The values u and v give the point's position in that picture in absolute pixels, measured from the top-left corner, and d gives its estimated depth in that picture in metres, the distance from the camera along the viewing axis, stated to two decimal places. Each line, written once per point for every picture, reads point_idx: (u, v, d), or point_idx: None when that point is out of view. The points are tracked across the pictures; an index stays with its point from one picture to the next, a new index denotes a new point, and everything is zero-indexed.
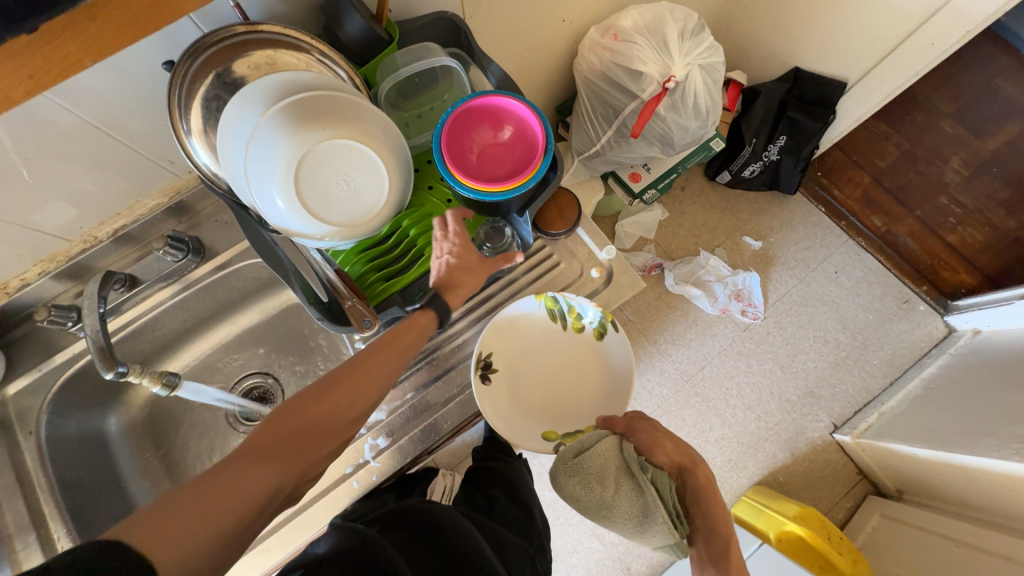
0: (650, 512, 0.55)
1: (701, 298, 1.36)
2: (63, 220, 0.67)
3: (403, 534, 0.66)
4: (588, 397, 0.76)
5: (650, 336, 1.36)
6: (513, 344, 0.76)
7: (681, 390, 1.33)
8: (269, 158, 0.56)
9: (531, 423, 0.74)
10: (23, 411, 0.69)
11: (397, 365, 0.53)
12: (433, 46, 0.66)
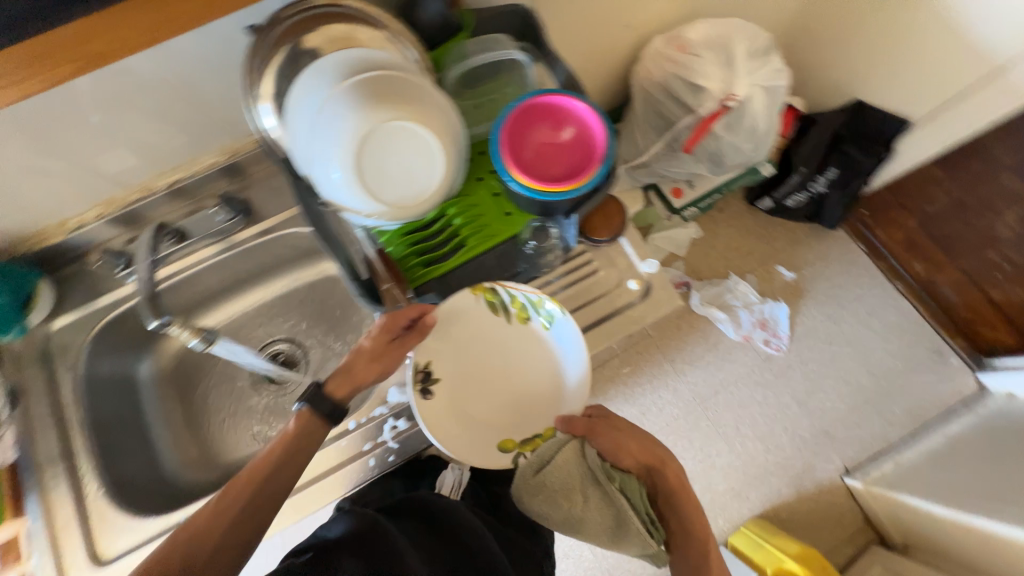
0: (621, 518, 0.64)
1: (724, 322, 1.33)
2: (125, 167, 0.69)
3: (412, 522, 0.66)
4: (546, 391, 0.71)
5: (668, 354, 1.34)
6: (454, 347, 0.72)
7: (693, 412, 1.31)
8: (333, 130, 0.56)
9: (484, 429, 0.70)
10: (66, 345, 0.72)
11: (293, 464, 0.58)
12: (503, 38, 0.67)
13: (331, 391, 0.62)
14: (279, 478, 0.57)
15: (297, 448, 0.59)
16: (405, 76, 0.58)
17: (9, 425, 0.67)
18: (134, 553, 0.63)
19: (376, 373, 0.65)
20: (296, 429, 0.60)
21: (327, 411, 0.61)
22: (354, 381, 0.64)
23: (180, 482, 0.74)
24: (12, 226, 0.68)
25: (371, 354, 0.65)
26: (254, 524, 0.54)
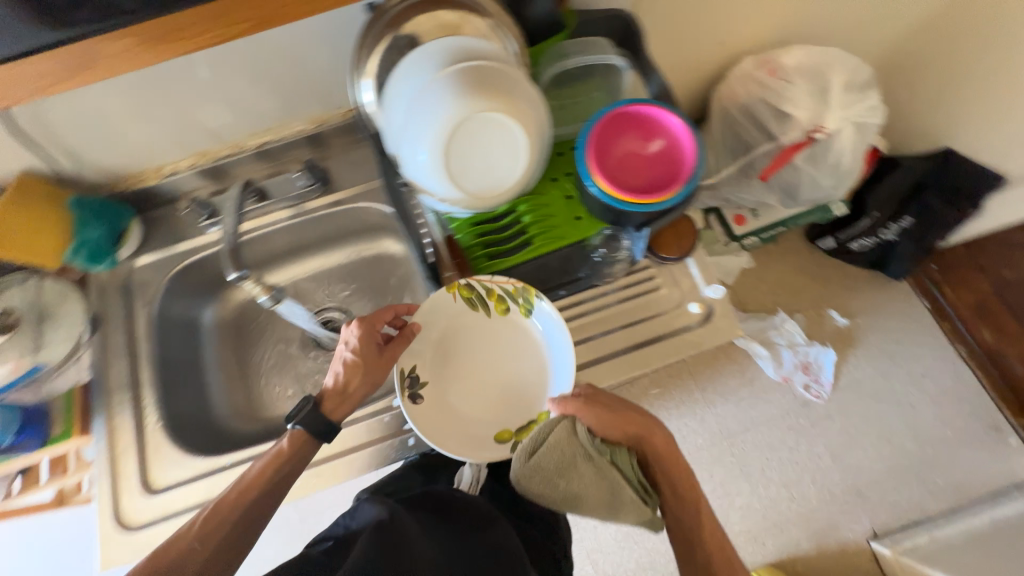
0: (617, 490, 0.60)
1: (765, 360, 1.28)
2: (222, 124, 0.73)
3: (429, 512, 0.70)
4: (530, 378, 0.71)
5: (700, 382, 1.30)
6: (436, 345, 0.71)
7: (717, 445, 1.26)
8: (428, 114, 0.57)
9: (471, 427, 0.68)
10: (144, 282, 0.77)
11: (279, 485, 0.60)
12: (604, 41, 0.67)
13: (324, 411, 0.64)
14: (270, 494, 0.59)
15: (288, 467, 0.60)
16: (506, 68, 0.58)
17: (88, 348, 0.73)
18: (184, 488, 0.67)
19: (367, 386, 0.67)
20: (287, 449, 0.62)
21: (321, 427, 0.63)
22: (347, 398, 0.66)
23: (229, 428, 0.76)
24: (116, 165, 0.72)
25: (360, 370, 0.67)
26: (244, 538, 0.56)
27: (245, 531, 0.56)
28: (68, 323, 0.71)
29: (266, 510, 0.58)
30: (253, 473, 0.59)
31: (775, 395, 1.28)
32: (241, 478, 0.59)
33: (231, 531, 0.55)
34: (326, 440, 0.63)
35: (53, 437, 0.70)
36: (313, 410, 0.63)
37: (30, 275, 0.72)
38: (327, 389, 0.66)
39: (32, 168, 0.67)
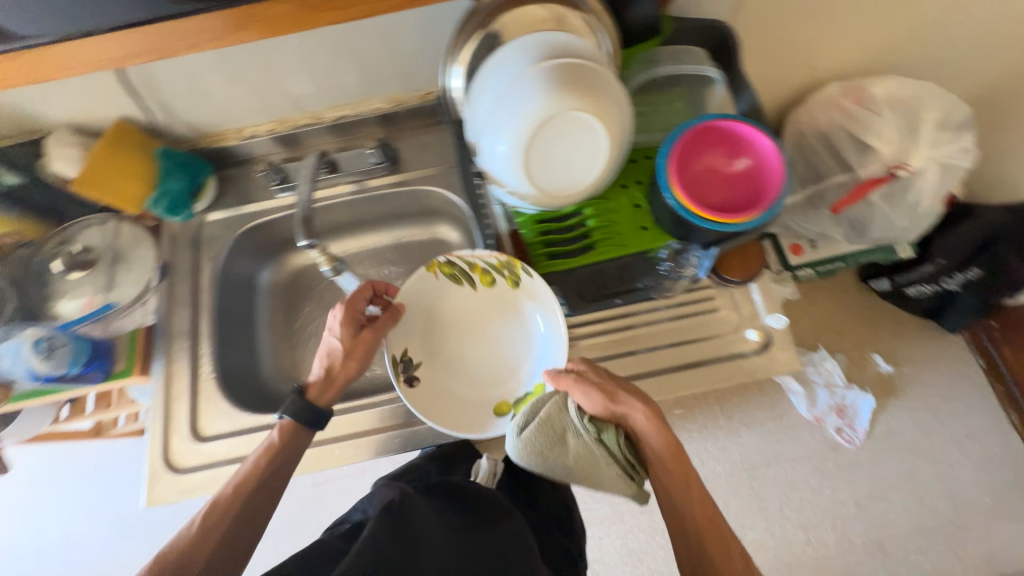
0: (604, 468, 0.58)
1: (799, 396, 1.24)
2: (306, 94, 0.74)
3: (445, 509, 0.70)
4: (519, 351, 0.72)
5: (727, 409, 1.26)
6: (427, 322, 0.73)
7: (736, 476, 1.23)
8: (516, 107, 0.56)
9: (468, 400, 0.70)
10: (211, 237, 0.79)
11: (273, 470, 0.63)
12: (700, 53, 0.66)
13: (310, 399, 0.67)
14: (266, 486, 0.62)
15: (281, 458, 0.64)
16: (602, 70, 0.57)
17: (154, 293, 0.75)
18: (228, 439, 0.69)
19: (351, 370, 0.70)
20: (279, 441, 0.64)
21: (309, 413, 0.65)
22: (334, 384, 0.69)
23: (274, 389, 0.79)
24: (201, 122, 0.75)
25: (346, 358, 0.69)
26: (250, 530, 0.59)
27: (251, 524, 0.59)
28: (139, 267, 0.74)
29: (268, 501, 0.62)
30: (251, 468, 0.62)
31: (806, 435, 1.24)
32: (239, 473, 0.62)
33: (236, 525, 0.58)
34: (315, 427, 0.66)
35: (115, 372, 0.72)
36: (301, 401, 0.65)
37: (109, 217, 0.76)
38: (314, 378, 0.69)
39: (128, 115, 0.70)
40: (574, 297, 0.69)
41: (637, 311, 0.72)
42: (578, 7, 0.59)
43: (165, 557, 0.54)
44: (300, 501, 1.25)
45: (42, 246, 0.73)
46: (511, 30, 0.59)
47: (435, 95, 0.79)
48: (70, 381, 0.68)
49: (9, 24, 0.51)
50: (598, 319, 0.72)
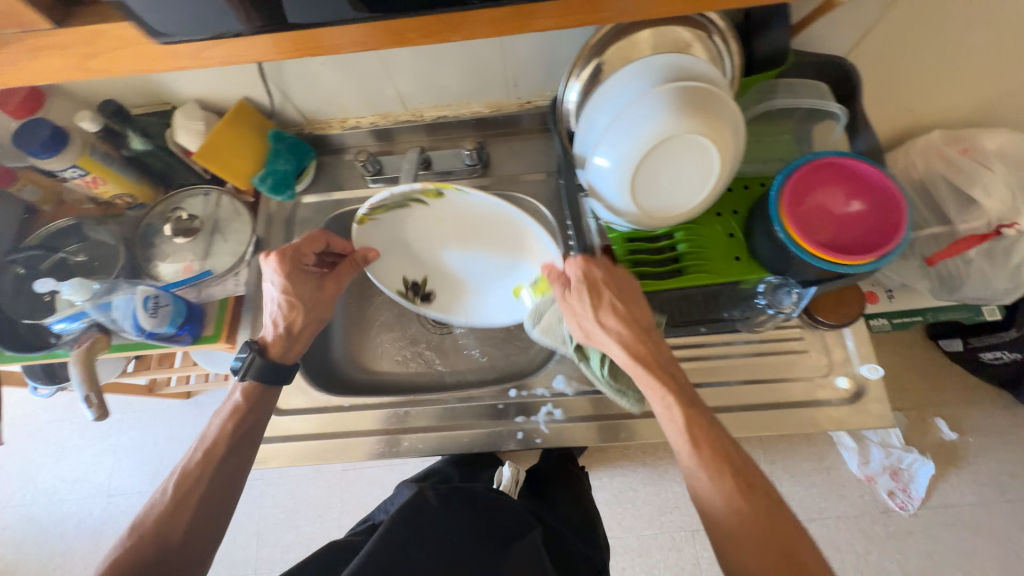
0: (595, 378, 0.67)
1: (850, 452, 1.17)
2: (412, 93, 0.77)
3: (457, 522, 0.65)
4: (513, 238, 0.76)
5: (770, 453, 1.21)
6: (406, 249, 0.78)
7: None
8: (635, 124, 0.56)
9: (484, 292, 0.79)
10: (302, 219, 0.83)
11: (254, 418, 0.66)
12: (824, 89, 0.64)
13: (273, 359, 0.68)
14: (237, 453, 0.63)
15: (250, 420, 0.66)
16: (720, 94, 0.56)
17: (246, 265, 0.78)
18: (313, 415, 0.74)
19: (311, 323, 0.71)
20: (244, 402, 0.66)
21: (273, 373, 0.67)
22: (292, 340, 0.70)
23: (344, 373, 0.82)
24: (310, 110, 0.79)
25: (300, 313, 0.69)
26: (227, 491, 0.61)
27: (222, 500, 0.61)
28: (235, 239, 0.78)
29: (237, 468, 0.63)
30: (221, 430, 0.64)
31: (855, 493, 1.17)
32: (206, 437, 0.64)
33: (205, 500, 0.59)
34: (281, 383, 0.68)
35: (204, 336, 0.75)
36: (266, 361, 0.67)
37: (213, 189, 0.80)
38: (271, 337, 0.69)
39: (250, 96, 0.74)
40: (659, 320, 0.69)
41: (716, 343, 0.70)
42: (711, 33, 0.58)
43: (143, 527, 0.57)
44: (326, 483, 1.27)
45: (152, 210, 0.78)
46: (640, 50, 0.59)
47: (534, 105, 0.80)
48: (163, 340, 0.70)
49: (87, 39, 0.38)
50: (677, 345, 0.71)
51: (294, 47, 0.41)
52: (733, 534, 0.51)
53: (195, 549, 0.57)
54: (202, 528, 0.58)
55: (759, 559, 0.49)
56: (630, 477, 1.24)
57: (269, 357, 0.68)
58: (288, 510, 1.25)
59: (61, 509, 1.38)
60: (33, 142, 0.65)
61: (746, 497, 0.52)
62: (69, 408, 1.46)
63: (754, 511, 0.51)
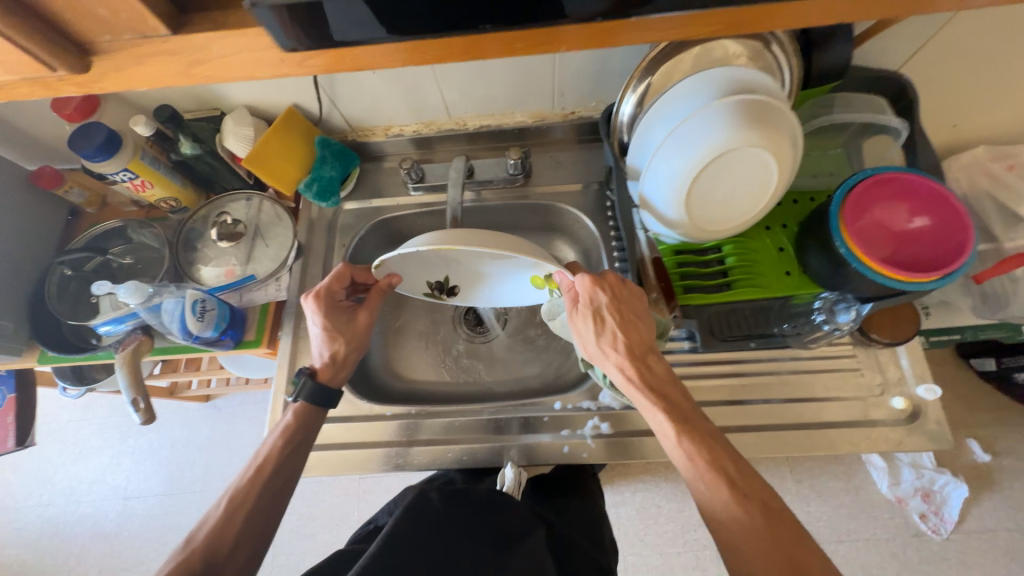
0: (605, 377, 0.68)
1: (880, 472, 1.13)
2: (458, 102, 0.77)
3: (463, 528, 0.57)
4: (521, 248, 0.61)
5: (798, 471, 1.17)
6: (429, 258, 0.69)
7: None
8: (696, 136, 0.56)
9: (498, 274, 0.71)
10: (344, 226, 0.83)
11: (304, 432, 0.64)
12: (882, 103, 0.64)
13: (323, 381, 0.67)
14: (285, 470, 0.61)
15: (299, 436, 0.63)
16: (779, 107, 0.55)
17: (287, 271, 0.78)
18: (348, 422, 0.73)
19: (355, 351, 0.70)
20: (294, 421, 0.64)
21: (321, 393, 0.65)
22: (340, 366, 0.69)
23: (380, 380, 0.81)
24: (356, 118, 0.79)
25: (342, 341, 0.68)
26: (276, 505, 0.59)
27: (270, 517, 0.58)
28: (277, 244, 0.78)
29: (284, 485, 0.61)
30: (269, 449, 0.62)
31: (886, 516, 1.12)
32: (258, 457, 0.61)
33: (255, 516, 0.57)
34: (330, 404, 0.67)
35: (244, 341, 0.74)
36: (314, 384, 0.65)
37: (255, 194, 0.80)
38: (320, 364, 0.68)
39: (298, 103, 0.75)
40: (705, 334, 0.66)
41: (765, 359, 0.68)
42: (771, 44, 0.57)
43: (191, 555, 0.53)
44: (342, 491, 1.24)
45: (195, 215, 0.79)
46: (702, 63, 0.59)
47: (577, 116, 0.81)
48: (206, 345, 0.70)
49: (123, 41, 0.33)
50: (725, 359, 0.69)
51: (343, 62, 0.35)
52: (739, 548, 0.47)
53: (241, 569, 0.54)
54: (249, 546, 0.55)
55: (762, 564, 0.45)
56: (653, 493, 1.20)
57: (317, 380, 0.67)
58: (304, 518, 1.23)
59: (77, 510, 1.36)
60: (88, 146, 0.66)
61: (745, 509, 0.48)
62: (89, 407, 1.46)
63: (753, 522, 0.47)
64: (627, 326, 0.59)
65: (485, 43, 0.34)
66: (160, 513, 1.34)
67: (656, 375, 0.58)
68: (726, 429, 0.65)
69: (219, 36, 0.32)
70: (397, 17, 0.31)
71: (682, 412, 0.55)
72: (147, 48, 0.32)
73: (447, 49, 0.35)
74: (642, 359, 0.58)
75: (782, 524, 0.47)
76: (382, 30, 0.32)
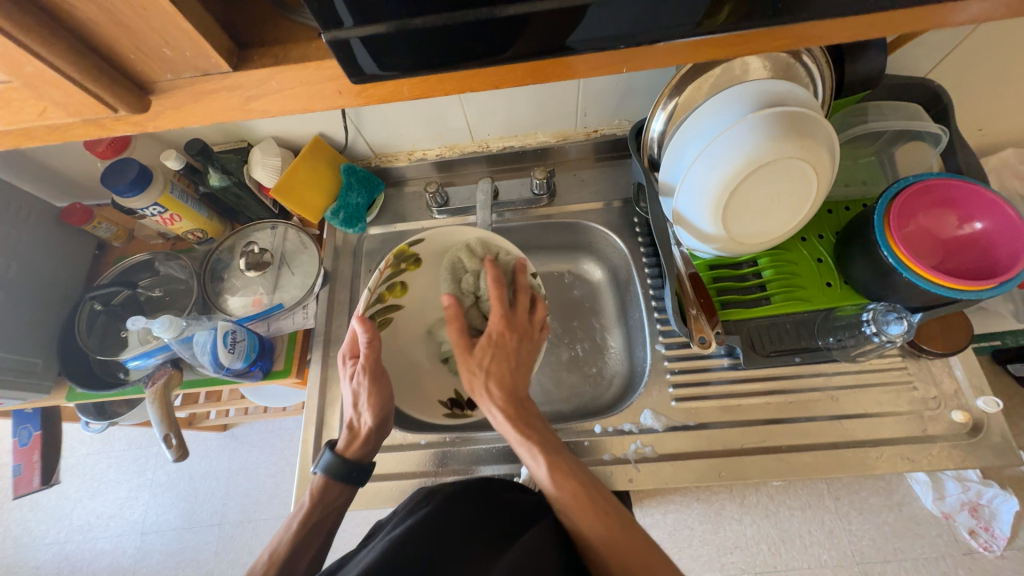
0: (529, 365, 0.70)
1: (923, 486, 1.06)
2: (482, 126, 0.77)
3: (470, 518, 0.52)
4: None
5: (835, 489, 1.11)
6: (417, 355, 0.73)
7: (847, 571, 1.05)
8: (727, 153, 0.55)
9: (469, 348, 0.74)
10: (372, 252, 0.83)
11: (315, 519, 0.57)
12: (917, 109, 0.63)
13: (351, 459, 0.60)
14: (311, 541, 0.56)
15: (315, 518, 0.57)
16: (816, 116, 0.53)
17: (314, 298, 0.77)
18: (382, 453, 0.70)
19: (380, 421, 0.61)
20: (312, 501, 0.58)
21: (345, 472, 0.59)
22: (365, 438, 0.61)
23: None
24: (380, 144, 0.79)
25: (362, 411, 0.61)
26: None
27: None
28: (302, 272, 0.77)
29: (315, 541, 0.57)
30: (284, 533, 0.56)
31: (934, 535, 1.04)
32: (272, 544, 0.55)
33: None
34: (355, 483, 0.60)
35: (274, 371, 0.74)
36: (336, 459, 0.60)
37: (280, 223, 0.79)
38: (343, 438, 0.62)
39: (324, 132, 0.76)
40: (746, 349, 0.63)
41: (810, 375, 0.65)
42: (802, 57, 0.57)
43: None
44: (361, 519, 1.20)
45: (221, 245, 0.78)
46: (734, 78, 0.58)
47: (600, 133, 0.80)
48: (236, 376, 0.69)
49: (167, 84, 0.32)
50: (770, 375, 0.66)
51: (369, 96, 0.34)
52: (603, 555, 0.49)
53: None
54: None
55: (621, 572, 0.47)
56: (683, 514, 1.12)
57: (339, 455, 0.60)
58: None
59: (94, 547, 1.33)
60: (121, 181, 0.66)
61: (606, 523, 0.50)
62: (108, 440, 1.45)
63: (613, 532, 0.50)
64: (504, 360, 0.59)
65: (508, 71, 0.33)
66: (177, 549, 1.31)
67: (529, 414, 0.58)
68: (776, 449, 0.62)
69: (280, 71, 0.32)
70: (398, 53, 0.30)
71: (549, 443, 0.56)
72: (207, 85, 0.33)
73: (455, 80, 0.34)
74: (514, 400, 0.58)
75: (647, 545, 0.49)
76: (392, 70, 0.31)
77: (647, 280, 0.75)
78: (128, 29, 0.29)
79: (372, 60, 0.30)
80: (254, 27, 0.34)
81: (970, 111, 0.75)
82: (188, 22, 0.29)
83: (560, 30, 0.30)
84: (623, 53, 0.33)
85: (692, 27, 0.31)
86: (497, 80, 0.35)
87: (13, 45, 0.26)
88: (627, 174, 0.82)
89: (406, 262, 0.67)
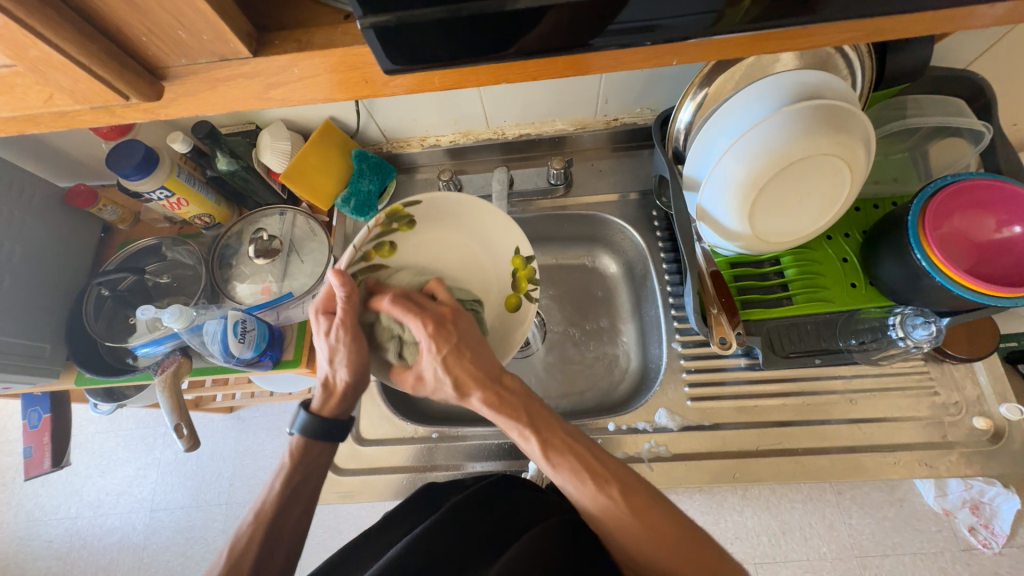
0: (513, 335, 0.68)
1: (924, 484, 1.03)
2: (498, 112, 0.75)
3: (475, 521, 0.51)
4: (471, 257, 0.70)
5: (838, 485, 1.11)
6: None
7: (846, 563, 1.06)
8: (757, 145, 0.53)
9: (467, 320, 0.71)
10: None
11: (297, 479, 0.56)
12: (957, 104, 0.60)
13: (327, 416, 0.59)
14: (296, 502, 0.55)
15: (297, 478, 0.56)
16: (853, 109, 0.50)
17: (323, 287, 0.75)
18: (392, 445, 0.70)
19: (355, 378, 0.58)
20: (291, 460, 0.57)
21: (322, 430, 0.58)
22: (340, 393, 0.59)
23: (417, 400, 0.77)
24: (392, 129, 0.77)
25: (337, 367, 0.57)
26: (283, 544, 0.53)
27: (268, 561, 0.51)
28: (312, 260, 0.75)
29: (294, 521, 0.54)
30: (268, 492, 0.55)
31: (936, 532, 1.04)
32: (257, 504, 0.55)
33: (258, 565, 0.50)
34: (335, 439, 0.60)
35: (283, 361, 0.73)
36: (312, 417, 0.58)
37: (288, 209, 0.77)
38: (318, 395, 0.60)
39: (334, 116, 0.73)
40: (766, 350, 0.62)
41: (830, 376, 0.64)
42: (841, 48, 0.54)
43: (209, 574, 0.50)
44: (366, 503, 1.21)
45: (229, 231, 0.76)
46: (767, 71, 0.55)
47: (620, 122, 0.77)
48: (246, 365, 0.68)
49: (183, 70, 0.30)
50: (788, 376, 0.65)
51: (398, 87, 0.32)
52: (609, 526, 0.49)
53: None
54: None
55: (626, 537, 0.48)
56: (686, 505, 1.12)
57: (315, 414, 0.59)
58: (324, 536, 1.18)
59: (105, 523, 1.36)
60: (127, 164, 0.65)
61: (607, 492, 0.49)
62: (116, 419, 1.47)
63: (616, 503, 0.48)
64: (458, 356, 0.55)
65: (545, 62, 0.31)
66: (185, 527, 1.33)
67: (509, 392, 0.55)
68: (792, 451, 0.61)
69: (303, 59, 0.30)
70: (433, 43, 0.28)
71: (538, 419, 0.53)
72: (224, 72, 0.31)
73: (486, 71, 0.32)
74: (490, 384, 0.55)
75: (653, 512, 0.48)
76: (422, 60, 0.29)
77: (665, 276, 0.73)
78: (140, 11, 0.27)
79: (398, 50, 0.28)
80: (273, 10, 0.32)
81: (1011, 106, 0.72)
82: (206, 3, 0.26)
83: (596, 20, 0.28)
84: (658, 53, 0.32)
85: (712, 20, 0.28)
86: (534, 71, 0.32)
87: (16, 26, 0.24)
88: (646, 165, 0.79)
89: (399, 223, 0.62)
